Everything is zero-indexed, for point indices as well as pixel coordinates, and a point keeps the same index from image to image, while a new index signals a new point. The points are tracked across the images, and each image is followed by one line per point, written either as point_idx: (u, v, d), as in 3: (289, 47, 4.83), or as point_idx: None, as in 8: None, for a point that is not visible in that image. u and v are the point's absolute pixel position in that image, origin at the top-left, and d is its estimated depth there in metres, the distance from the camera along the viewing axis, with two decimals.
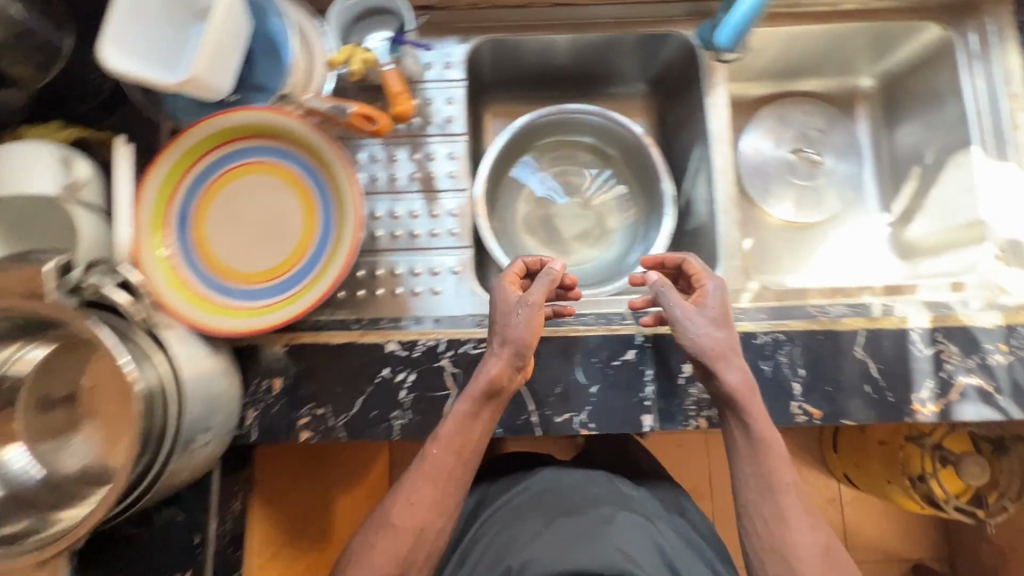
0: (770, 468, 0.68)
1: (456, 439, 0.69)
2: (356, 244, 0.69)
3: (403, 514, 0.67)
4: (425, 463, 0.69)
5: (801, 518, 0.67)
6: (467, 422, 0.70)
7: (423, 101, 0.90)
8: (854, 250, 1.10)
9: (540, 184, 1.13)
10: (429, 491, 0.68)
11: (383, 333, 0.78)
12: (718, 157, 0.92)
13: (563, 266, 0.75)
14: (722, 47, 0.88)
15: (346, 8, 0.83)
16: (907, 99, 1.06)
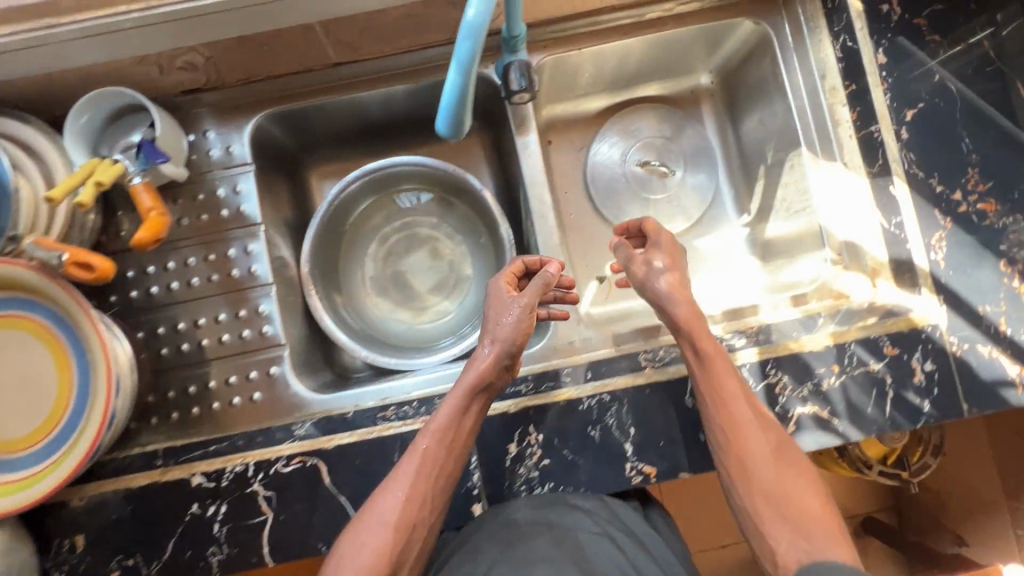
0: (732, 409, 0.66)
1: (448, 431, 0.68)
2: (113, 374, 0.65)
3: (391, 508, 0.62)
4: (413, 454, 0.66)
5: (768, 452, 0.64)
6: (459, 414, 0.69)
7: (211, 195, 0.84)
8: (722, 259, 1.04)
9: (381, 241, 1.06)
10: (422, 480, 0.65)
11: (188, 465, 0.73)
12: (536, 202, 0.86)
13: (558, 267, 0.76)
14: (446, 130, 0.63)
15: (82, 125, 0.74)
16: (744, 94, 1.00)
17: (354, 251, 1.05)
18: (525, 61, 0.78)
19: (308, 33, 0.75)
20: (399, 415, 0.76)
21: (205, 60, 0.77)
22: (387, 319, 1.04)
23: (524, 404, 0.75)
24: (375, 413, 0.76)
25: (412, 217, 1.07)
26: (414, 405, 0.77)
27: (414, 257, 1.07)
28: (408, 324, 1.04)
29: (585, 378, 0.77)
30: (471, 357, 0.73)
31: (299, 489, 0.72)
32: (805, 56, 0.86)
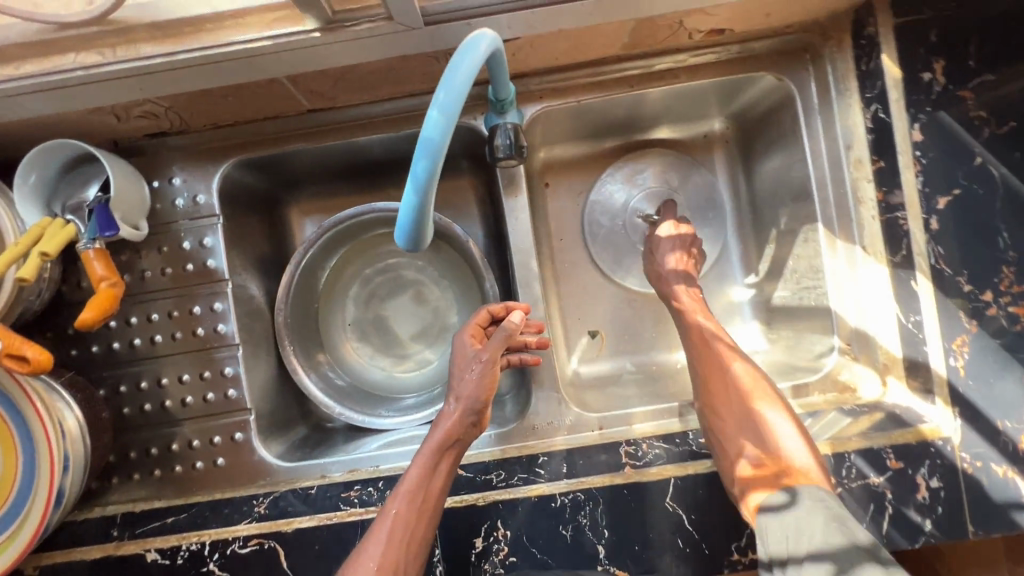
0: (731, 404, 0.70)
1: (417, 492, 0.66)
2: (59, 442, 0.64)
3: (363, 575, 0.60)
4: (386, 514, 0.65)
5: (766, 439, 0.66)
6: (427, 474, 0.67)
7: (177, 247, 0.79)
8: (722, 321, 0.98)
9: (363, 284, 1.02)
10: (395, 542, 0.63)
11: (143, 539, 0.71)
12: (521, 270, 0.80)
13: (520, 316, 0.73)
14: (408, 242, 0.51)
15: (32, 184, 0.69)
16: (761, 147, 0.91)
17: (336, 293, 1.01)
18: (514, 124, 0.70)
19: (275, 87, 0.68)
20: (361, 499, 0.72)
21: (165, 109, 0.70)
22: (366, 368, 0.99)
23: (493, 497, 0.71)
24: (338, 495, 0.73)
25: (396, 258, 1.02)
26: (378, 487, 0.73)
27: (396, 302, 1.01)
28: (388, 373, 1.00)
29: (560, 471, 0.72)
30: (438, 419, 0.72)
31: (255, 573, 0.70)
32: (830, 120, 0.77)
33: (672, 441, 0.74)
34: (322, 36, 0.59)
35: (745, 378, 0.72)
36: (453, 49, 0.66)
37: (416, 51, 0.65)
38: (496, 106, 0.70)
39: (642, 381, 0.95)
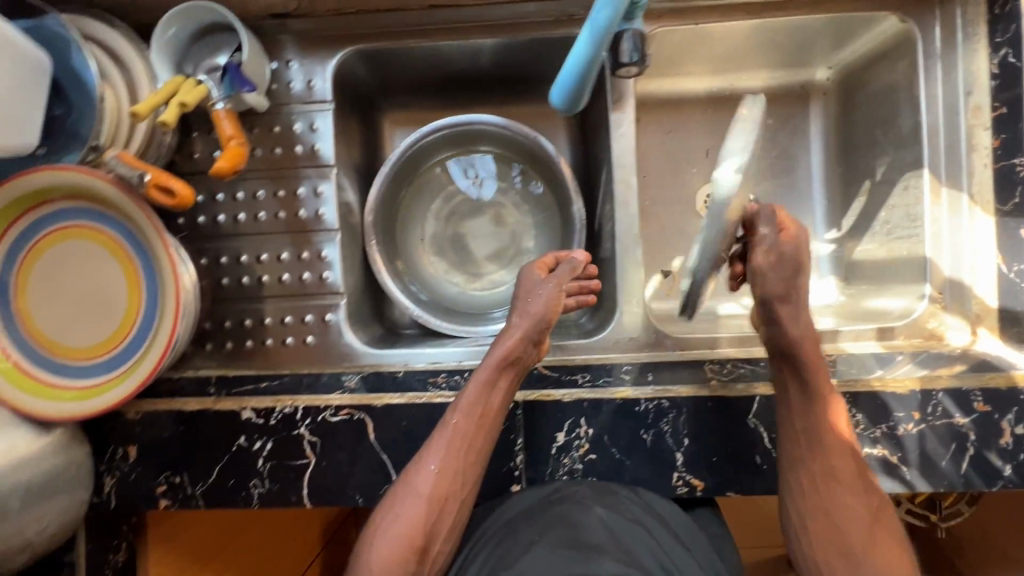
0: (822, 444, 0.65)
1: (475, 407, 0.68)
2: (180, 281, 0.64)
3: (425, 481, 0.65)
4: (448, 427, 0.67)
5: (840, 495, 0.63)
6: (486, 391, 0.69)
7: (287, 129, 0.81)
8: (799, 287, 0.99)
9: (445, 199, 1.03)
10: (455, 452, 0.66)
11: (239, 397, 0.74)
12: (620, 188, 0.80)
13: (585, 254, 0.77)
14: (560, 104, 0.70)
15: (168, 39, 0.71)
16: (863, 98, 0.91)
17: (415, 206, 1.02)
18: (641, 30, 0.71)
19: None
20: (449, 385, 0.74)
21: None
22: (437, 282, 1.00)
23: (578, 396, 0.73)
24: (427, 378, 0.75)
25: (480, 180, 1.02)
26: (465, 376, 0.75)
27: (472, 223, 1.02)
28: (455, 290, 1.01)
29: (645, 379, 0.74)
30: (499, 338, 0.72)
31: (344, 441, 0.73)
32: (951, 69, 0.78)
33: (758, 363, 0.75)
34: None
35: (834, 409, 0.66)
36: None
37: None
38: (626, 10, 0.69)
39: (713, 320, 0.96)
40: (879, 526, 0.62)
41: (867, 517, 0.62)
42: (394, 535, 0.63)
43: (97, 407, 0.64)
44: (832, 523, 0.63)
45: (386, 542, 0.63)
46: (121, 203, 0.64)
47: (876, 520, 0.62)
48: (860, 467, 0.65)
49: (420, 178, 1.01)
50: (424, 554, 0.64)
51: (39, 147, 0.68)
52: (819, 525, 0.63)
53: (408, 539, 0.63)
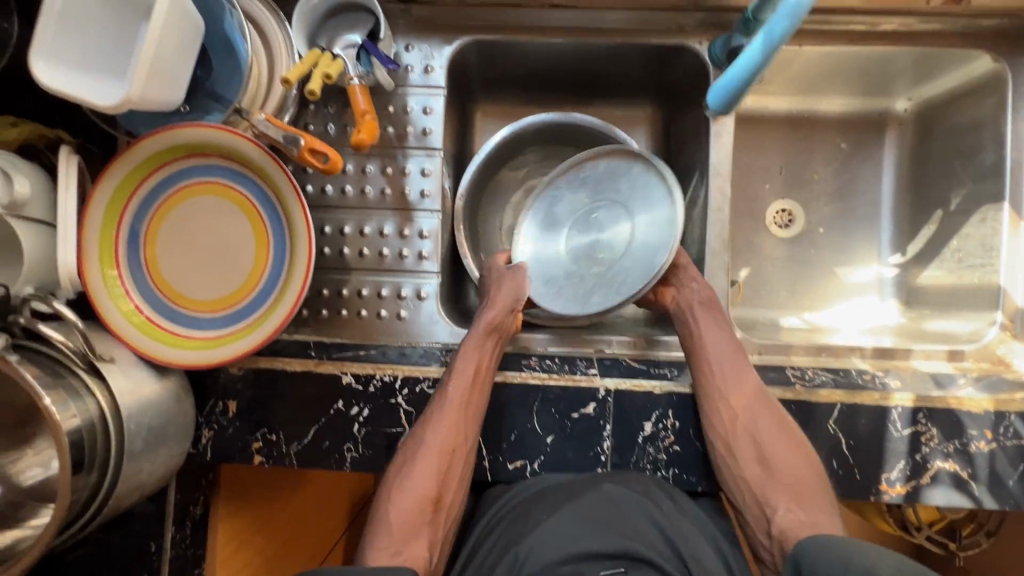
0: (724, 391, 0.73)
1: (466, 367, 0.73)
2: (312, 237, 0.67)
3: (431, 444, 0.71)
4: (443, 392, 0.73)
5: (765, 431, 0.72)
6: (470, 354, 0.74)
7: (400, 109, 0.83)
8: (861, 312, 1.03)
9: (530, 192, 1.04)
10: (454, 414, 0.72)
11: (340, 362, 0.76)
12: (715, 195, 0.84)
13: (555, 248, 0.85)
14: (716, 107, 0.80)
15: (307, 10, 0.73)
16: (941, 131, 0.95)
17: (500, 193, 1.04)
18: None
19: None
20: (543, 367, 0.77)
21: None
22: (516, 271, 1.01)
23: (667, 389, 0.76)
24: (520, 360, 0.78)
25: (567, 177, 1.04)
26: (556, 360, 0.78)
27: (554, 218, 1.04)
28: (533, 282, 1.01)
29: None
30: (483, 310, 0.77)
31: None
32: None
33: (837, 373, 0.79)
34: None
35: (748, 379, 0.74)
36: None
37: None
38: (745, 28, 0.75)
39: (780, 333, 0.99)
40: (798, 446, 0.72)
41: (793, 444, 0.72)
42: (410, 490, 0.70)
43: (217, 359, 0.66)
44: (765, 455, 0.72)
45: (408, 496, 0.70)
46: (261, 163, 0.67)
47: (797, 445, 0.72)
48: (769, 403, 0.74)
49: (509, 170, 1.04)
50: (439, 503, 0.71)
51: (183, 105, 0.71)
52: (753, 457, 0.72)
53: (422, 492, 0.70)
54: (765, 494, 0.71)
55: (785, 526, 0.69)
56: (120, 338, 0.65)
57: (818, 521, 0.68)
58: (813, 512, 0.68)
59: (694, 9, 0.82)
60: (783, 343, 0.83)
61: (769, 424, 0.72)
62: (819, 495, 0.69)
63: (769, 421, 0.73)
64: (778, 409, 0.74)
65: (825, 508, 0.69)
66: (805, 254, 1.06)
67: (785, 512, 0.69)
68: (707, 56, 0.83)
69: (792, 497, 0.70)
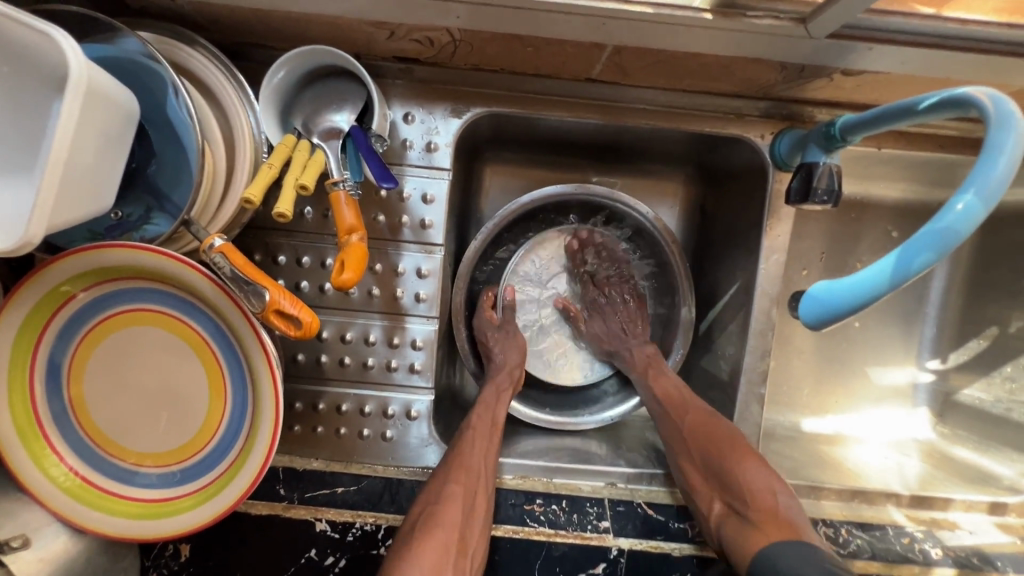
0: (656, 404, 0.74)
1: (486, 413, 0.72)
2: (280, 392, 0.54)
3: (454, 484, 0.63)
4: (466, 435, 0.69)
5: (699, 431, 0.68)
6: (490, 401, 0.73)
7: (394, 194, 0.68)
8: (887, 424, 0.94)
9: (552, 273, 0.88)
10: (479, 455, 0.67)
11: (314, 505, 0.67)
12: (759, 317, 0.73)
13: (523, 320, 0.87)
14: (795, 195, 0.63)
15: (277, 82, 0.57)
16: (1011, 241, 0.84)
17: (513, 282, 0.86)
18: (837, 165, 0.61)
19: (593, 51, 0.57)
20: (548, 518, 0.68)
21: (451, 40, 0.58)
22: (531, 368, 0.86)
23: (688, 549, 0.68)
24: (522, 507, 0.68)
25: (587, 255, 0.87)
26: (563, 507, 0.69)
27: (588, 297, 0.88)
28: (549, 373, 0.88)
29: None
30: (493, 368, 0.78)
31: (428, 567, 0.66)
32: None
33: (871, 532, 0.72)
34: (714, 19, 0.50)
35: (683, 401, 0.71)
36: (822, 65, 0.55)
37: (782, 56, 0.54)
38: (826, 142, 0.61)
39: (805, 445, 0.91)
40: (736, 445, 0.66)
41: (726, 438, 0.66)
42: (434, 530, 0.60)
43: (169, 531, 0.56)
44: (701, 454, 0.67)
45: (432, 537, 0.59)
46: (214, 299, 0.53)
47: (740, 446, 0.66)
48: (701, 407, 0.70)
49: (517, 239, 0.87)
50: (463, 547, 0.60)
51: (114, 210, 0.55)
52: (691, 459, 0.68)
53: (449, 531, 0.60)
54: (706, 495, 0.66)
55: (727, 525, 0.62)
56: (42, 503, 0.54)
57: (760, 514, 0.60)
58: (755, 504, 0.61)
59: (761, 97, 0.68)
60: (815, 484, 0.75)
61: (702, 423, 0.68)
62: (761, 486, 0.62)
63: (703, 419, 0.69)
64: (715, 413, 0.70)
65: (771, 499, 0.61)
66: (833, 349, 0.94)
67: (727, 511, 0.63)
68: (768, 154, 0.70)
69: (733, 495, 0.63)
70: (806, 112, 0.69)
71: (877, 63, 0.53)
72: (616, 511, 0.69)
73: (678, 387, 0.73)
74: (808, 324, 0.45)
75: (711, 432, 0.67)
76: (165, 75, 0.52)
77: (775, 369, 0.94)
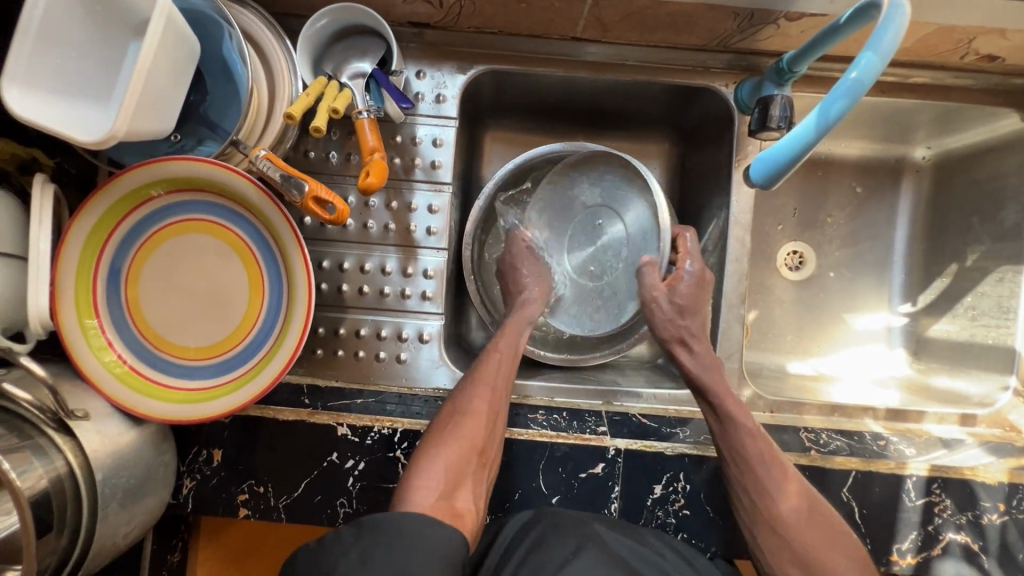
0: (751, 473, 0.68)
1: (511, 341, 0.77)
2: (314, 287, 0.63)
3: (480, 397, 0.69)
4: (493, 357, 0.74)
5: (800, 522, 0.66)
6: (514, 330, 0.79)
7: (408, 139, 0.78)
8: (868, 366, 0.99)
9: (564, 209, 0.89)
10: (502, 374, 0.73)
11: (335, 412, 0.73)
12: (735, 244, 0.82)
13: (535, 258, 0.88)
14: (754, 124, 0.73)
15: (317, 30, 0.68)
16: (960, 185, 0.94)
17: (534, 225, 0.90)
18: (789, 96, 0.71)
19: (576, 4, 0.68)
20: (550, 424, 0.74)
21: (457, 0, 0.69)
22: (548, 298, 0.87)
23: (680, 450, 0.73)
24: (527, 415, 0.75)
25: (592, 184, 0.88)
26: (564, 415, 0.76)
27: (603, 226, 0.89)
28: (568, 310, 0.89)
29: None
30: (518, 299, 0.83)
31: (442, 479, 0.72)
32: None
33: (850, 437, 0.77)
34: None
35: (785, 485, 0.67)
36: (768, 10, 0.67)
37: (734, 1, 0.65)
38: (777, 77, 0.71)
39: (791, 384, 0.96)
40: (840, 539, 0.65)
41: (829, 533, 0.65)
42: (456, 436, 0.65)
43: (208, 415, 0.63)
44: (801, 549, 0.65)
45: (458, 444, 0.65)
46: (259, 205, 0.62)
47: (841, 544, 0.65)
48: (806, 492, 0.68)
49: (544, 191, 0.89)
50: (484, 457, 0.66)
51: (173, 135, 0.66)
52: (787, 549, 0.66)
53: (472, 441, 0.65)
54: None
55: None
56: (99, 390, 0.60)
57: None
58: None
59: (724, 51, 0.79)
60: (796, 400, 0.82)
61: (805, 515, 0.66)
62: None
63: (806, 511, 0.66)
64: (817, 500, 0.67)
65: None
66: (813, 296, 1.01)
67: None
68: (733, 99, 0.80)
69: None
70: (763, 64, 0.80)
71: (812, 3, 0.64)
72: (612, 418, 0.75)
73: (775, 464, 0.69)
74: (756, 182, 0.59)
75: (814, 524, 0.66)
76: (223, 23, 0.63)
77: (759, 317, 1.00)
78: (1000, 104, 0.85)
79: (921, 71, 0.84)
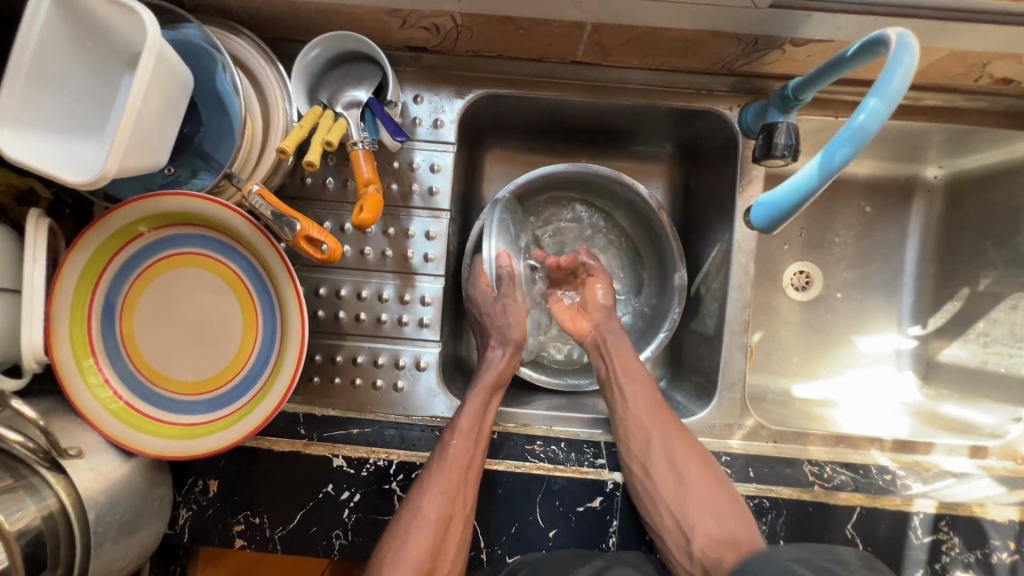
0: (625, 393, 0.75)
1: (471, 427, 0.70)
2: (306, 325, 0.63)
3: (433, 504, 0.65)
4: (447, 451, 0.68)
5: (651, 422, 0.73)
6: (476, 412, 0.72)
7: (405, 165, 0.77)
8: (875, 390, 0.97)
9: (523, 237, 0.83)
10: (457, 472, 0.67)
11: (331, 443, 0.72)
12: (738, 271, 0.80)
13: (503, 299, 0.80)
14: (756, 153, 0.71)
15: (310, 60, 0.67)
16: (973, 207, 0.91)
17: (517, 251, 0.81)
18: (795, 124, 0.69)
19: (575, 30, 0.67)
20: (548, 456, 0.73)
21: (454, 27, 0.68)
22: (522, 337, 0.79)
23: None
24: (524, 447, 0.74)
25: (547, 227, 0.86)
26: (562, 446, 0.74)
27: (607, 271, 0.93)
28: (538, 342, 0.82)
29: (746, 475, 0.75)
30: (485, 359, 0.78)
31: None
32: None
33: (856, 471, 0.76)
34: None
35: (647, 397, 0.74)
36: (773, 37, 0.65)
37: (738, 29, 0.63)
38: (782, 104, 0.69)
39: (796, 407, 0.94)
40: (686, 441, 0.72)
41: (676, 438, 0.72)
42: (399, 562, 0.62)
43: (202, 451, 0.62)
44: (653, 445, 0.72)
45: (399, 570, 0.62)
46: (253, 239, 0.62)
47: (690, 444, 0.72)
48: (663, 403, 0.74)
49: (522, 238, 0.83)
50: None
51: (167, 168, 0.65)
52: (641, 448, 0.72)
53: (416, 563, 0.62)
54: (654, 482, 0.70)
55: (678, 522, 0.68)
56: (94, 426, 0.60)
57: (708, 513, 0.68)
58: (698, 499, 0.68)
59: (728, 74, 0.77)
60: (800, 431, 0.80)
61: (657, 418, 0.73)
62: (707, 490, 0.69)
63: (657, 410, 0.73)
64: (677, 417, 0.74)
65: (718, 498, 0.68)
66: (821, 317, 0.98)
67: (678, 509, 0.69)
68: (737, 123, 0.78)
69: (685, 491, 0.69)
70: (767, 87, 0.78)
71: (818, 31, 0.62)
72: (611, 450, 0.74)
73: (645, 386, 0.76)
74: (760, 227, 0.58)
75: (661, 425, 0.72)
76: (216, 54, 0.62)
77: (764, 339, 0.98)
78: (1016, 126, 0.82)
79: (932, 93, 0.82)
